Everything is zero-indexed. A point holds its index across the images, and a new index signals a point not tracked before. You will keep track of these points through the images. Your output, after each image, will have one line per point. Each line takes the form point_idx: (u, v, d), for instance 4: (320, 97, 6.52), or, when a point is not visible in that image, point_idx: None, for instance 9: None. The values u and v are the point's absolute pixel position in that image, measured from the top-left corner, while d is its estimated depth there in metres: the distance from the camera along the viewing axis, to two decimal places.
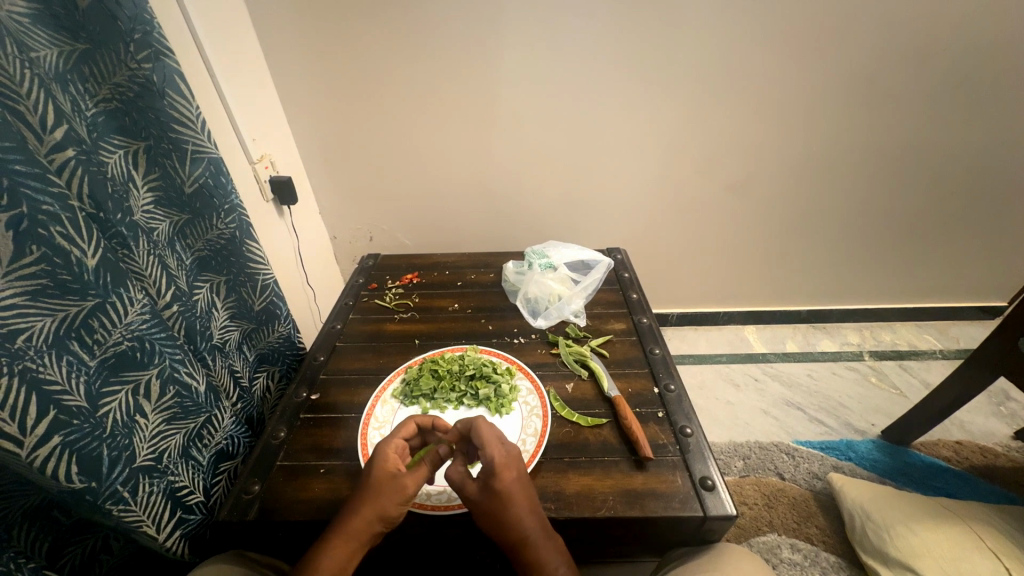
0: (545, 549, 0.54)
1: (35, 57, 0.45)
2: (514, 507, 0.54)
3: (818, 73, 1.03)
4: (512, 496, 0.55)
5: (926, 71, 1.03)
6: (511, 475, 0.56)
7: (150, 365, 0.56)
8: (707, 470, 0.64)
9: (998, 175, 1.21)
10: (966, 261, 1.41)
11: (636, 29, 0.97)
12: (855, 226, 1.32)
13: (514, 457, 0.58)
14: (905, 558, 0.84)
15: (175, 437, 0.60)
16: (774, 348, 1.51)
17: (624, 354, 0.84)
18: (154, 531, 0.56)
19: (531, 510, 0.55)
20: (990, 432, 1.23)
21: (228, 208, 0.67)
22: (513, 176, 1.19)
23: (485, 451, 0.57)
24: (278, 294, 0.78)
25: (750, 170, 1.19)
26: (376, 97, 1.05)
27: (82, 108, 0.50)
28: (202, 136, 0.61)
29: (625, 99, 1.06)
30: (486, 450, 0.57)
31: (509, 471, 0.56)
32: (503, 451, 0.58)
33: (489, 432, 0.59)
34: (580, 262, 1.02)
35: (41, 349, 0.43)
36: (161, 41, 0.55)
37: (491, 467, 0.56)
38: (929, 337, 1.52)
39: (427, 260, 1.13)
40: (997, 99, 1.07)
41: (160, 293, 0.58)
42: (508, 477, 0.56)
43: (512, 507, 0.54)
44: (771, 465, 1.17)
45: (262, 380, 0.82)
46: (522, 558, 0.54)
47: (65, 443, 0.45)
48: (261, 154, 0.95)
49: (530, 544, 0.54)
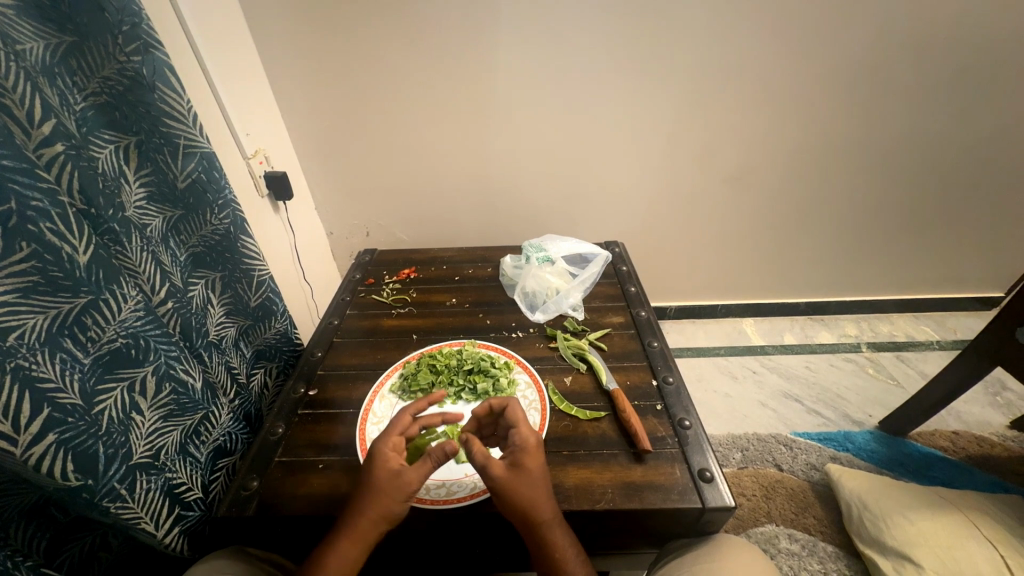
0: (554, 530, 0.54)
1: (20, 49, 0.44)
2: (535, 489, 0.54)
3: (817, 65, 1.03)
4: (537, 479, 0.55)
5: (925, 61, 1.02)
6: (537, 457, 0.57)
7: (145, 362, 0.55)
8: (706, 462, 0.64)
9: (997, 166, 1.20)
10: (965, 252, 1.41)
11: (634, 20, 0.96)
12: (854, 217, 1.32)
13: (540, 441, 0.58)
14: (901, 547, 0.85)
15: (172, 434, 0.60)
16: (773, 341, 1.51)
17: (623, 347, 0.84)
18: (152, 528, 0.56)
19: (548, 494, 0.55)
20: (986, 421, 1.24)
21: (222, 204, 0.66)
22: (509, 170, 1.18)
23: (519, 433, 0.57)
24: (274, 290, 0.78)
25: (748, 162, 1.18)
26: (371, 91, 1.04)
27: (71, 102, 0.49)
28: (193, 130, 0.60)
29: (623, 91, 1.05)
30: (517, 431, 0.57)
31: (537, 453, 0.57)
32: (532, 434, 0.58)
33: (516, 413, 0.59)
34: (577, 255, 1.02)
35: (33, 347, 0.43)
36: (150, 33, 0.54)
37: (519, 447, 0.56)
38: (926, 328, 1.53)
39: (424, 255, 1.12)
40: (998, 89, 1.06)
41: (155, 290, 0.58)
42: (535, 458, 0.56)
43: (530, 487, 0.54)
44: (769, 457, 1.17)
45: (259, 376, 0.81)
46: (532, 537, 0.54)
47: (61, 441, 0.45)
48: (256, 149, 0.94)
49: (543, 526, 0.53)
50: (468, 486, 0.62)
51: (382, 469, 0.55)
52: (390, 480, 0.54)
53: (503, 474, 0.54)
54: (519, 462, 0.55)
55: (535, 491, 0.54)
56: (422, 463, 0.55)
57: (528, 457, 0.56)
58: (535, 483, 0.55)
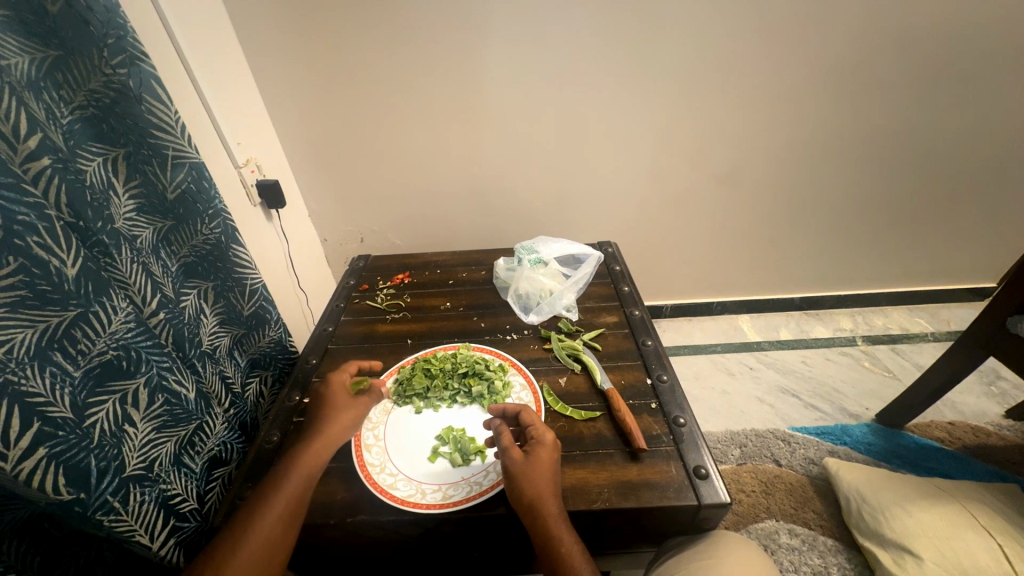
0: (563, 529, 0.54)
1: (5, 65, 0.44)
2: (542, 484, 0.56)
3: (801, 62, 1.04)
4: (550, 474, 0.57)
5: (908, 56, 1.04)
6: (551, 453, 0.59)
7: (137, 374, 0.55)
8: (701, 459, 0.64)
9: (983, 158, 1.22)
10: (955, 244, 1.42)
11: (621, 21, 0.96)
12: (844, 211, 1.32)
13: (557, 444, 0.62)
14: (901, 540, 0.85)
15: (165, 445, 0.59)
16: (769, 336, 1.52)
17: (617, 346, 0.84)
18: (147, 541, 0.55)
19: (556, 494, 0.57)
20: (982, 411, 1.24)
21: (211, 213, 0.66)
22: (501, 173, 1.19)
23: (535, 429, 0.61)
24: (267, 298, 0.78)
25: (737, 159, 1.19)
26: (361, 97, 1.04)
27: (57, 116, 0.49)
28: (182, 141, 0.61)
29: (611, 92, 1.06)
30: (534, 430, 0.61)
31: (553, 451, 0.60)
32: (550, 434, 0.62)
33: (534, 418, 0.63)
34: (571, 256, 1.03)
35: (22, 362, 0.43)
36: (136, 45, 0.54)
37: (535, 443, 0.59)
38: (920, 320, 1.54)
39: (419, 259, 1.13)
40: (981, 81, 1.08)
41: (146, 301, 0.58)
42: (552, 456, 0.59)
43: (545, 481, 0.56)
44: (767, 453, 1.17)
45: (255, 385, 0.81)
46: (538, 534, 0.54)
47: (52, 455, 0.44)
48: (247, 157, 0.94)
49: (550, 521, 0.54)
50: (464, 489, 0.62)
51: (338, 390, 0.68)
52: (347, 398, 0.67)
53: (517, 461, 0.57)
54: (531, 455, 0.58)
55: (543, 485, 0.56)
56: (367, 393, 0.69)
57: (543, 450, 0.59)
58: (542, 476, 0.56)
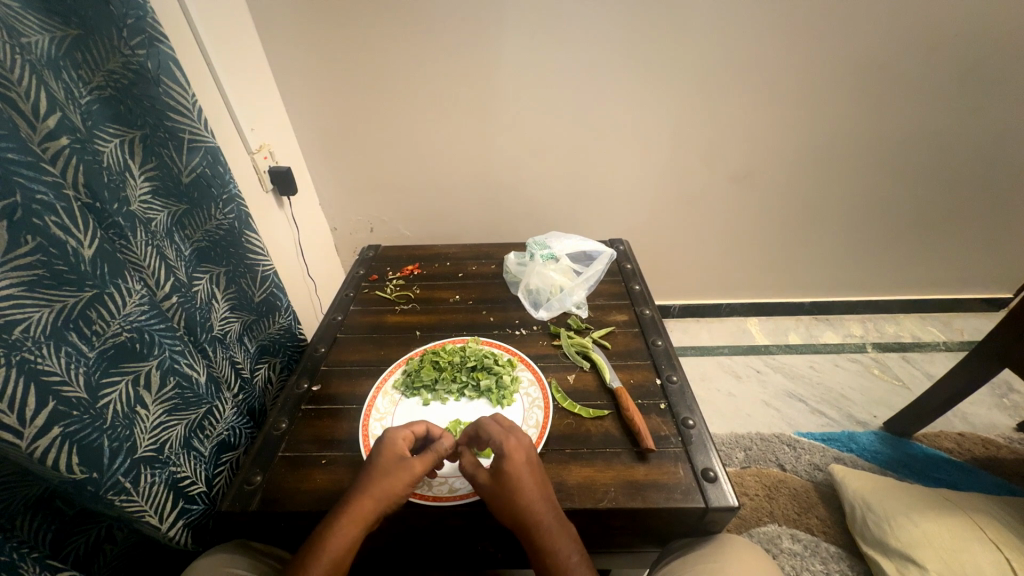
0: (554, 537, 0.54)
1: (26, 42, 0.44)
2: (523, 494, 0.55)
3: (824, 62, 1.02)
4: (522, 481, 0.56)
5: (934, 59, 1.01)
6: (524, 459, 0.58)
7: (149, 356, 0.55)
8: (709, 461, 0.63)
9: (1005, 167, 1.19)
10: (973, 253, 1.40)
11: (643, 14, 0.95)
12: (860, 215, 1.30)
13: (523, 443, 0.60)
14: (906, 549, 0.85)
15: (176, 428, 0.60)
16: (776, 340, 1.51)
17: (627, 345, 0.83)
18: (157, 521, 0.56)
19: (543, 499, 0.56)
20: (993, 424, 1.23)
21: (226, 198, 0.66)
22: (513, 166, 1.18)
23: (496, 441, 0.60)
24: (278, 285, 0.78)
25: (753, 160, 1.17)
26: (375, 86, 1.03)
27: (76, 95, 0.49)
28: (198, 125, 0.60)
29: (630, 87, 1.04)
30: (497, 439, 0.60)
31: (519, 456, 0.58)
32: (513, 438, 0.60)
33: (496, 425, 0.61)
34: (581, 253, 1.02)
35: (39, 341, 0.43)
36: (155, 27, 0.53)
37: (501, 453, 0.58)
38: (932, 329, 1.51)
39: (428, 251, 1.12)
40: (1007, 87, 1.05)
41: (159, 284, 0.58)
42: (522, 462, 0.58)
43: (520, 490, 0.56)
44: (772, 457, 1.17)
45: (263, 371, 0.82)
46: (531, 543, 0.54)
47: (66, 434, 0.45)
48: (260, 144, 0.93)
49: (540, 529, 0.54)
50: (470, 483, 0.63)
51: (389, 452, 0.58)
52: (396, 464, 0.57)
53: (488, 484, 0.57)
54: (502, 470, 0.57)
55: (524, 489, 0.56)
56: (428, 457, 0.59)
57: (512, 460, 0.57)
58: (525, 486, 0.56)
